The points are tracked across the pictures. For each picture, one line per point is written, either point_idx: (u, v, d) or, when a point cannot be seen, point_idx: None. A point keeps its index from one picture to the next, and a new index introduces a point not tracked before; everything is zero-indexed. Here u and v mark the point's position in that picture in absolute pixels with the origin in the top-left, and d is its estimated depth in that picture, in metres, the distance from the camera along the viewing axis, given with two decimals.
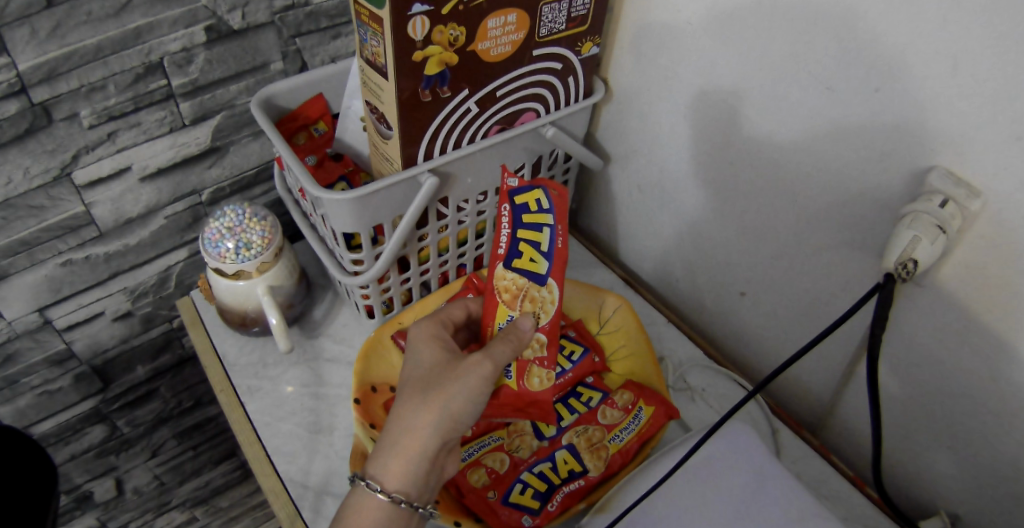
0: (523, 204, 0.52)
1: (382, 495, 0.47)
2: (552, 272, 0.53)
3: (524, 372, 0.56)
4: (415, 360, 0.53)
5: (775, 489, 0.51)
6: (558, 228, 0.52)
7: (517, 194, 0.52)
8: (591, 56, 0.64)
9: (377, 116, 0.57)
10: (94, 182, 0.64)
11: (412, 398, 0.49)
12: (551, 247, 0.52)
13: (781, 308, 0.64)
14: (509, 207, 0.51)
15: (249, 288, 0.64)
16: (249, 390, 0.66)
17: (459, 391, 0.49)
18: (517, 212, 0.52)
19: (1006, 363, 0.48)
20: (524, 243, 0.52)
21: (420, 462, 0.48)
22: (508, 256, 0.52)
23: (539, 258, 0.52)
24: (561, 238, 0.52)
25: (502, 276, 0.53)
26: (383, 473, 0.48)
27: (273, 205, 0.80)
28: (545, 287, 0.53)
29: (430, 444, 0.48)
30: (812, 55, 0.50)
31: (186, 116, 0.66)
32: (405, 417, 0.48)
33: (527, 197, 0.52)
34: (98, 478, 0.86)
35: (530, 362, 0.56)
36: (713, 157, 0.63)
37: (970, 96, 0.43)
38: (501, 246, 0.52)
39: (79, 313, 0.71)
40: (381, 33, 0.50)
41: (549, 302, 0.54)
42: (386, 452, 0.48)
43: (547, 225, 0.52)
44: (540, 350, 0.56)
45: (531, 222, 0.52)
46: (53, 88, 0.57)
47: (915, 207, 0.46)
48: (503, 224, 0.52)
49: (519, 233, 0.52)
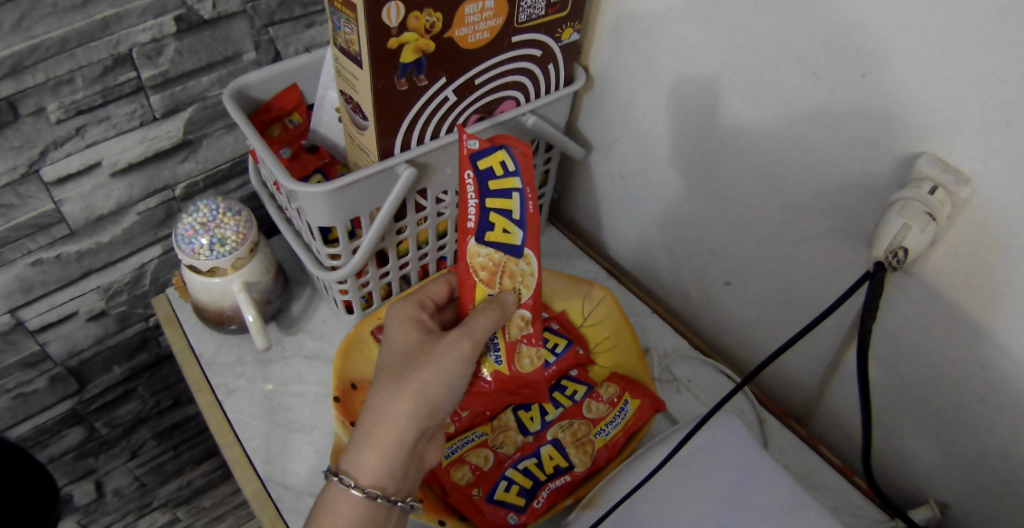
0: (489, 170, 0.49)
1: (356, 491, 0.46)
2: (526, 242, 0.52)
3: (513, 355, 0.56)
4: (390, 344, 0.51)
5: (765, 481, 0.50)
6: (527, 193, 0.50)
7: (479, 157, 0.49)
8: (571, 43, 0.62)
9: (352, 106, 0.55)
10: (63, 178, 0.62)
11: (386, 386, 0.48)
12: (522, 214, 0.51)
13: (767, 298, 0.63)
14: (474, 173, 0.49)
15: (225, 285, 0.63)
16: (226, 390, 0.65)
17: (434, 376, 0.48)
18: (483, 178, 0.49)
19: (994, 352, 0.47)
20: (496, 215, 0.50)
21: (396, 455, 0.47)
22: (480, 230, 0.50)
23: (511, 228, 0.51)
24: (530, 202, 0.51)
25: (476, 253, 0.51)
26: (358, 467, 0.46)
27: (249, 199, 0.78)
28: (522, 259, 0.52)
29: (406, 435, 0.47)
30: (796, 40, 0.49)
31: (157, 109, 0.64)
32: (379, 407, 0.47)
33: (491, 160, 0.49)
34: (78, 481, 0.84)
35: (517, 340, 0.56)
36: (695, 146, 0.62)
37: (955, 82, 0.42)
38: (470, 219, 0.50)
39: (51, 314, 0.69)
40: (354, 19, 0.48)
41: (528, 275, 0.53)
42: (359, 445, 0.47)
43: (516, 189, 0.50)
44: (526, 328, 0.56)
45: (500, 188, 0.50)
46: (18, 82, 0.55)
47: (904, 193, 0.45)
48: (470, 195, 0.49)
49: (488, 203, 0.49)
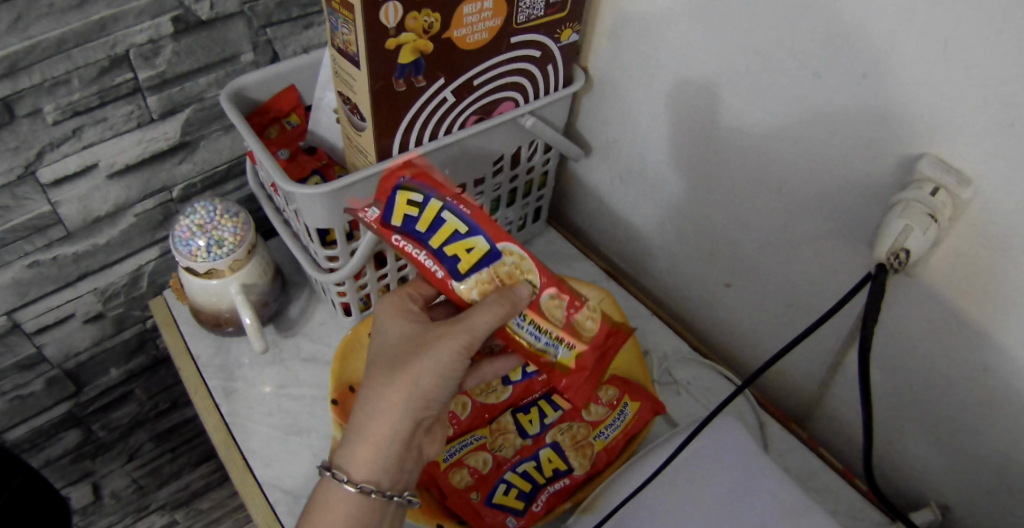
0: (408, 218, 0.52)
1: (350, 486, 0.46)
2: (492, 239, 0.50)
3: (574, 332, 0.53)
4: (383, 335, 0.50)
5: (765, 484, 0.50)
6: (452, 202, 0.51)
7: (393, 217, 0.53)
8: (570, 43, 0.62)
9: (349, 108, 0.55)
10: (60, 180, 0.62)
11: (378, 380, 0.47)
12: (467, 221, 0.51)
13: (767, 300, 0.63)
14: (402, 233, 0.52)
15: (222, 287, 0.62)
16: (224, 392, 0.65)
17: (429, 369, 0.46)
18: (411, 227, 0.52)
19: (995, 355, 0.47)
20: (450, 246, 0.51)
21: (389, 449, 0.46)
22: (451, 273, 0.52)
23: (469, 241, 0.51)
24: (466, 205, 0.51)
25: (467, 291, 0.52)
26: (351, 462, 0.46)
27: (247, 200, 0.78)
28: (505, 257, 0.51)
29: (400, 429, 0.46)
30: (796, 40, 0.49)
31: (154, 110, 0.64)
32: (371, 401, 0.46)
33: (403, 209, 0.52)
34: (75, 484, 0.84)
35: (569, 318, 0.53)
36: (694, 148, 0.62)
37: (957, 83, 0.41)
38: (438, 269, 0.52)
39: (47, 316, 0.68)
40: (352, 20, 0.48)
41: (521, 264, 0.51)
42: (352, 441, 0.47)
43: (440, 210, 0.51)
44: (561, 301, 0.52)
45: (428, 223, 0.51)
46: (15, 83, 0.54)
47: (905, 195, 0.45)
48: (419, 254, 0.52)
49: (433, 244, 0.51)
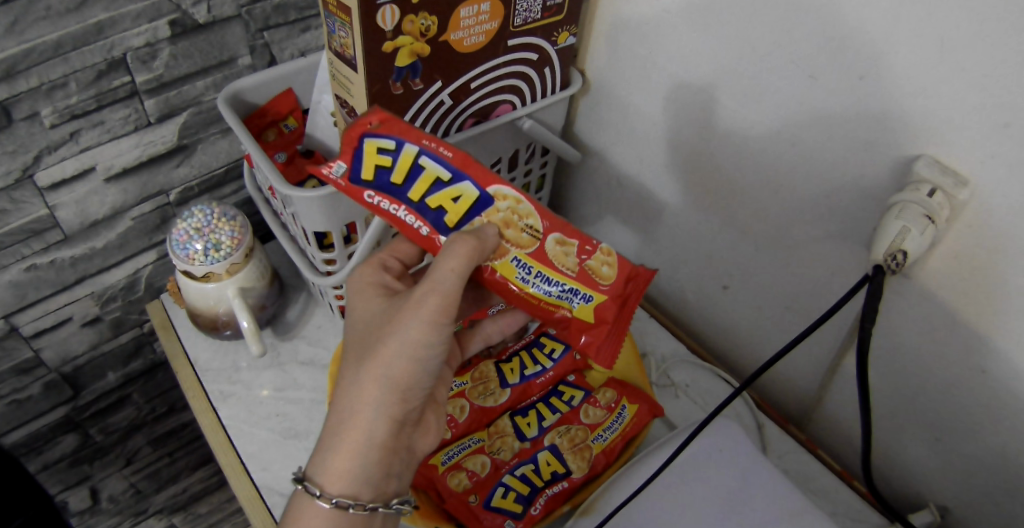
0: (381, 173, 0.50)
1: (324, 502, 0.45)
2: (479, 183, 0.50)
3: (588, 278, 0.52)
4: (355, 319, 0.49)
5: (764, 487, 0.50)
6: (426, 147, 0.49)
7: (363, 174, 0.50)
8: (568, 46, 0.62)
9: (347, 110, 0.55)
10: (58, 183, 0.61)
11: (348, 379, 0.46)
12: (448, 167, 0.49)
13: (765, 302, 0.63)
14: (375, 190, 0.50)
15: (220, 291, 0.62)
16: (221, 396, 0.65)
17: (396, 353, 0.45)
18: (388, 182, 0.50)
19: (993, 356, 0.47)
20: (433, 198, 0.50)
21: (366, 452, 0.45)
22: (438, 227, 0.50)
23: (453, 190, 0.50)
24: (443, 151, 0.49)
25: None
26: (323, 474, 0.46)
27: (244, 204, 0.78)
28: (497, 200, 0.50)
29: (373, 430, 0.45)
30: (792, 45, 0.49)
31: (151, 113, 0.64)
32: (343, 402, 0.46)
33: (374, 163, 0.49)
34: (72, 488, 0.84)
35: (581, 263, 0.52)
36: (691, 150, 0.62)
37: (954, 86, 0.41)
38: (424, 225, 0.51)
39: (44, 320, 0.68)
40: (349, 23, 0.48)
41: (516, 206, 0.50)
42: (326, 450, 0.46)
43: (416, 158, 0.49)
44: (570, 246, 0.52)
45: (407, 175, 0.49)
46: (12, 87, 0.54)
47: (902, 197, 0.45)
48: (401, 211, 0.50)
49: (416, 198, 0.50)
